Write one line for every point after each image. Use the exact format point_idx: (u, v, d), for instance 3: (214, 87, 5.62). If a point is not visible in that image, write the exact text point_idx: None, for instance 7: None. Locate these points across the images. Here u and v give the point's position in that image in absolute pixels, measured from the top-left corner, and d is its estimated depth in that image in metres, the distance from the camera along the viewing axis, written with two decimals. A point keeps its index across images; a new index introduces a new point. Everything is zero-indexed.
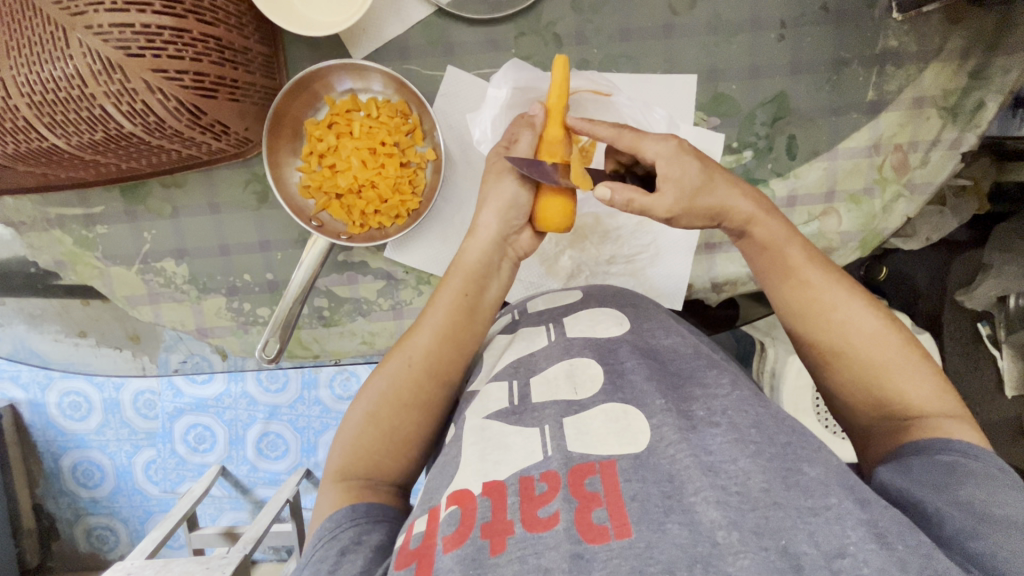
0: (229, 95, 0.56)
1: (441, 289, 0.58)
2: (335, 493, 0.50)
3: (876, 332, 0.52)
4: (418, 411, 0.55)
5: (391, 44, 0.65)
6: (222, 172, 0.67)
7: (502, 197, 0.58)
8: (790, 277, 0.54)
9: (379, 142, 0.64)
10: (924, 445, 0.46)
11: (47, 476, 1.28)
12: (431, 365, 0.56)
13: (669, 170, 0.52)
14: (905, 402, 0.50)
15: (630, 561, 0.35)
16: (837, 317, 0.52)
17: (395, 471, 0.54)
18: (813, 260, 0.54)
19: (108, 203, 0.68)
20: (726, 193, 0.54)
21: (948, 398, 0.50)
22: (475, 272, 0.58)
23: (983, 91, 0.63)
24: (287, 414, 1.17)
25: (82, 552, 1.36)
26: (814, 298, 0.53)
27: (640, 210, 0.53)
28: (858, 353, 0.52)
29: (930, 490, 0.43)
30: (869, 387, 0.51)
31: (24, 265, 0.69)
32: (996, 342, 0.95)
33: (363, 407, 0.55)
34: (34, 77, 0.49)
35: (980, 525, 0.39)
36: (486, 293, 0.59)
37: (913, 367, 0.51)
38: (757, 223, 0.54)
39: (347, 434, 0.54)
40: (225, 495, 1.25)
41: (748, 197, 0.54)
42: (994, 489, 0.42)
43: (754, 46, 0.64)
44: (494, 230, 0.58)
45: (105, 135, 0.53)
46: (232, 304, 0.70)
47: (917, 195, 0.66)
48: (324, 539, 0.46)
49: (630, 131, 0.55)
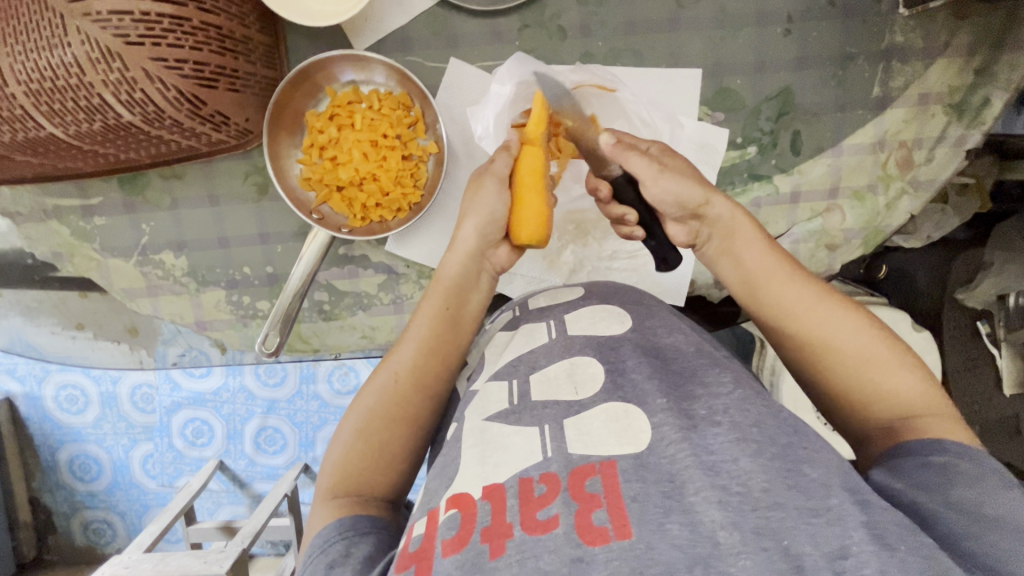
0: (230, 85, 0.56)
1: (422, 306, 0.59)
2: (327, 511, 0.50)
3: (860, 332, 0.52)
4: (404, 425, 0.55)
5: (394, 35, 0.64)
6: (221, 164, 0.66)
7: (480, 211, 0.58)
8: (772, 276, 0.54)
9: (381, 134, 0.63)
10: (919, 446, 0.46)
11: (44, 469, 1.27)
12: (416, 378, 0.56)
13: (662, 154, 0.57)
14: (894, 399, 0.50)
15: (630, 562, 0.34)
16: (819, 317, 0.52)
17: (385, 485, 0.53)
18: (786, 264, 0.55)
19: (107, 194, 0.67)
20: (708, 195, 0.55)
21: (933, 391, 0.50)
22: (455, 285, 0.59)
23: (989, 88, 0.63)
24: (285, 408, 1.16)
25: (78, 546, 1.36)
26: (795, 299, 0.53)
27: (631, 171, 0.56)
28: (844, 354, 0.51)
29: (922, 492, 0.42)
30: (865, 386, 0.51)
31: (21, 256, 0.69)
32: (995, 341, 0.96)
33: (350, 426, 0.55)
34: (31, 65, 0.49)
35: (973, 526, 0.39)
36: (467, 305, 0.60)
37: (900, 358, 0.51)
38: (737, 228, 0.56)
39: (336, 454, 0.54)
40: (223, 489, 1.25)
41: (726, 202, 0.56)
42: (985, 490, 0.41)
43: (760, 41, 0.64)
44: (473, 244, 0.59)
45: (103, 124, 0.52)
46: (231, 297, 0.69)
47: (921, 191, 0.66)
48: (313, 555, 0.46)
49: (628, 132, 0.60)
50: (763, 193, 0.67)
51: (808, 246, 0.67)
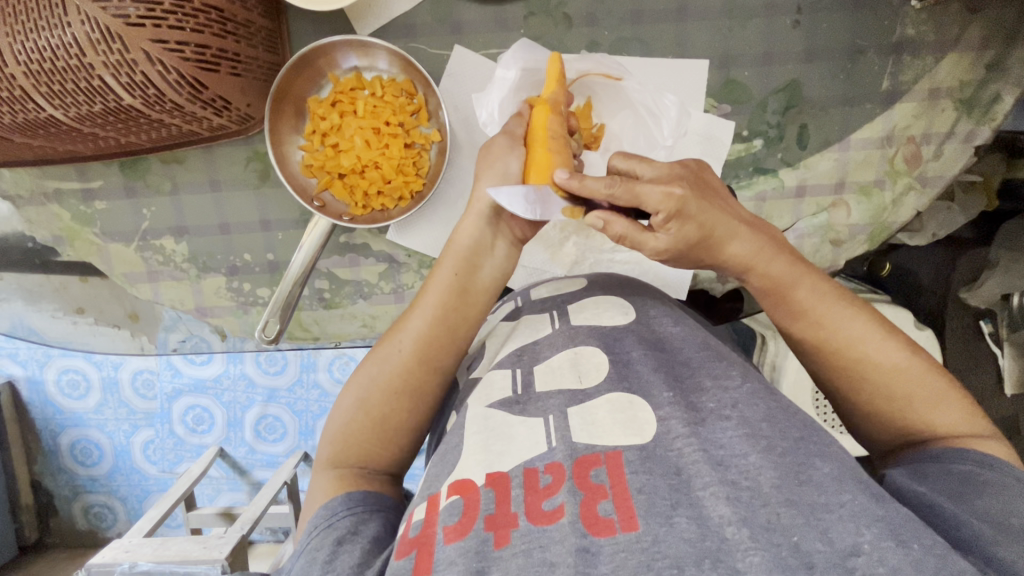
0: (231, 69, 0.55)
1: (434, 273, 0.57)
2: (328, 482, 0.50)
3: (902, 368, 0.49)
4: (408, 397, 0.54)
5: (397, 21, 0.63)
6: (223, 148, 0.66)
7: (491, 168, 0.55)
8: (800, 317, 0.51)
9: (384, 122, 0.63)
10: (940, 454, 0.47)
11: (46, 453, 1.28)
12: (420, 350, 0.55)
13: (665, 223, 0.47)
14: (930, 427, 0.49)
15: (637, 555, 0.34)
16: (855, 355, 0.50)
17: (387, 458, 0.53)
18: (825, 297, 0.51)
19: (108, 178, 0.67)
20: (726, 243, 0.49)
21: (970, 418, 0.49)
22: (467, 251, 0.56)
23: (1000, 84, 0.62)
24: (285, 396, 1.17)
25: (80, 530, 1.37)
26: (831, 337, 0.51)
27: (633, 244, 0.50)
28: (877, 386, 0.50)
29: (947, 499, 0.43)
30: (897, 417, 0.50)
31: (22, 240, 0.68)
32: (997, 340, 0.95)
33: (354, 394, 0.54)
34: (31, 45, 0.48)
35: (998, 535, 0.40)
36: (480, 274, 0.57)
37: (941, 393, 0.49)
38: (758, 267, 0.50)
39: (336, 424, 0.53)
40: (223, 476, 1.25)
41: (750, 241, 0.50)
42: (1011, 499, 0.42)
43: (768, 32, 0.63)
44: (485, 205, 0.55)
45: (104, 106, 0.52)
46: (232, 284, 0.69)
47: (929, 187, 0.65)
48: (319, 527, 0.46)
49: (625, 185, 0.46)
50: (768, 186, 0.66)
51: (813, 240, 0.67)
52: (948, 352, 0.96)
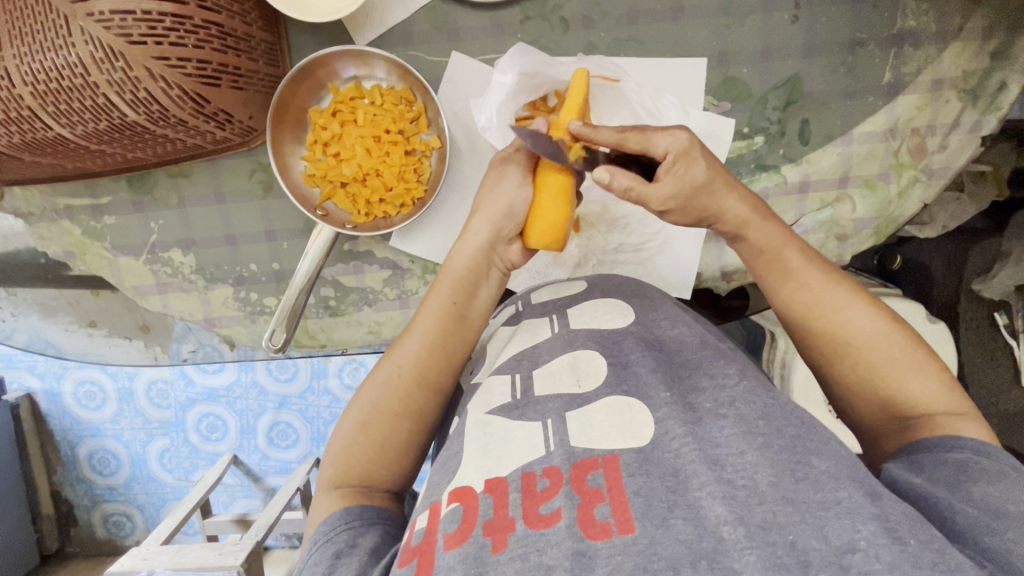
0: (232, 83, 0.56)
1: (429, 297, 0.58)
2: (329, 500, 0.50)
3: (881, 333, 0.51)
4: (409, 418, 0.55)
5: (395, 30, 0.64)
6: (227, 161, 0.67)
7: (496, 205, 0.57)
8: (789, 279, 0.53)
9: (384, 130, 0.63)
10: (935, 442, 0.46)
11: (65, 463, 1.30)
12: (421, 369, 0.56)
13: (674, 164, 0.50)
14: (909, 400, 0.49)
15: (633, 558, 0.34)
16: (840, 318, 0.52)
17: (392, 478, 0.53)
18: (813, 262, 0.54)
19: (116, 193, 0.68)
20: (722, 195, 0.52)
21: (956, 397, 0.49)
22: (464, 279, 0.58)
23: (1006, 72, 0.61)
24: (297, 404, 1.18)
25: (99, 539, 1.38)
26: (817, 300, 0.52)
27: (638, 199, 0.52)
28: (861, 351, 0.51)
29: (942, 488, 0.43)
30: (874, 388, 0.51)
31: (35, 256, 0.70)
32: (1013, 333, 0.87)
33: (355, 417, 0.54)
34: (38, 66, 0.49)
35: (995, 522, 0.39)
36: (475, 301, 0.59)
37: (918, 363, 0.50)
38: (752, 226, 0.54)
39: (338, 447, 0.54)
40: (237, 483, 1.27)
41: (744, 201, 0.54)
42: (1009, 488, 0.42)
43: (766, 28, 0.63)
44: (484, 237, 0.57)
45: (109, 124, 0.53)
46: (239, 294, 0.70)
47: (935, 179, 0.64)
48: (319, 543, 0.46)
49: (637, 131, 0.50)
50: (771, 183, 0.65)
51: (817, 236, 0.66)
52: (965, 346, 0.94)
